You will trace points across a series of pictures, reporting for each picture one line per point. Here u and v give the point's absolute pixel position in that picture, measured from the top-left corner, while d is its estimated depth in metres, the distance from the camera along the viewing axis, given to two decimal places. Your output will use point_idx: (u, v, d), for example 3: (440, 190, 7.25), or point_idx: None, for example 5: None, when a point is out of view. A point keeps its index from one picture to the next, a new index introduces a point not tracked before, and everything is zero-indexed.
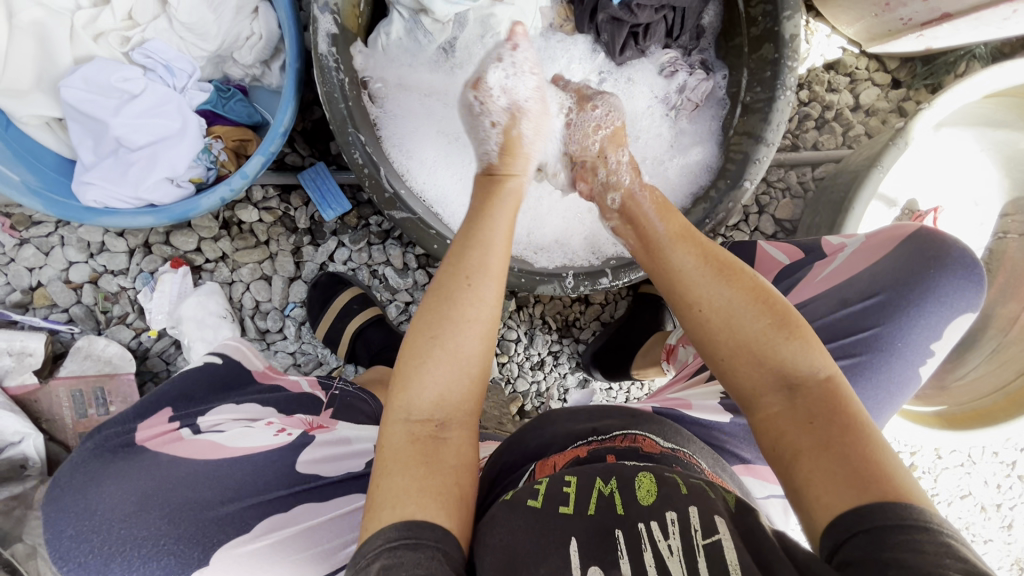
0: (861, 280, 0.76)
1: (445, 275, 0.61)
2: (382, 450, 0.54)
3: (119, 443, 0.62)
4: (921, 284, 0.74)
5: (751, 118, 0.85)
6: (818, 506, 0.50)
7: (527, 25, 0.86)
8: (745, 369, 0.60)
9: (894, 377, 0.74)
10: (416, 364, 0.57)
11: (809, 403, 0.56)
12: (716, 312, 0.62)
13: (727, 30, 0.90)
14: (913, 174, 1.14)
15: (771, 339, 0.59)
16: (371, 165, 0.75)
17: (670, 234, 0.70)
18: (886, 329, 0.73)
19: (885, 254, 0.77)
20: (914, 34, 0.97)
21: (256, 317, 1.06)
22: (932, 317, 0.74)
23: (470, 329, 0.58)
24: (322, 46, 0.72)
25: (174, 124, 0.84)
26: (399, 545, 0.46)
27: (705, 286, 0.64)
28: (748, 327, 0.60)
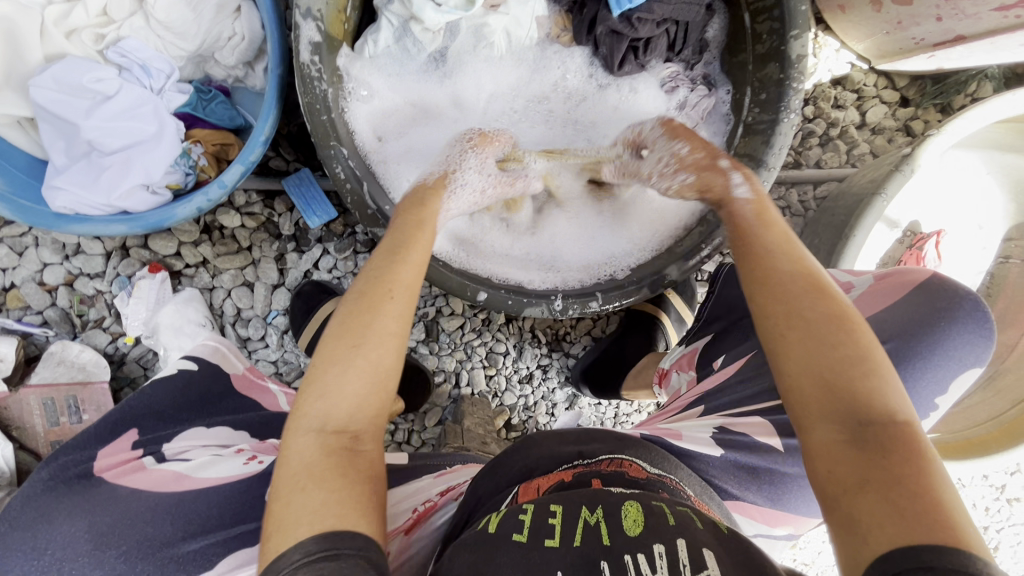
0: (868, 326, 0.73)
1: (368, 288, 0.57)
2: (290, 462, 0.50)
3: (75, 475, 0.60)
4: (931, 334, 0.71)
5: (753, 140, 0.81)
6: (873, 539, 0.43)
7: (523, 35, 0.82)
8: (813, 380, 0.51)
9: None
10: (330, 372, 0.52)
11: (883, 441, 0.47)
12: (804, 317, 0.54)
13: (733, 46, 0.86)
14: (919, 197, 1.11)
15: (854, 359, 0.51)
16: (353, 180, 0.72)
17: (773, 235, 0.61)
18: None
19: (893, 300, 0.74)
20: (925, 54, 0.93)
21: (237, 325, 1.03)
22: (938, 369, 0.71)
23: (390, 339, 0.55)
24: (304, 55, 0.69)
25: (150, 128, 0.81)
26: (320, 559, 0.43)
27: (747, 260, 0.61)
28: (831, 343, 0.52)
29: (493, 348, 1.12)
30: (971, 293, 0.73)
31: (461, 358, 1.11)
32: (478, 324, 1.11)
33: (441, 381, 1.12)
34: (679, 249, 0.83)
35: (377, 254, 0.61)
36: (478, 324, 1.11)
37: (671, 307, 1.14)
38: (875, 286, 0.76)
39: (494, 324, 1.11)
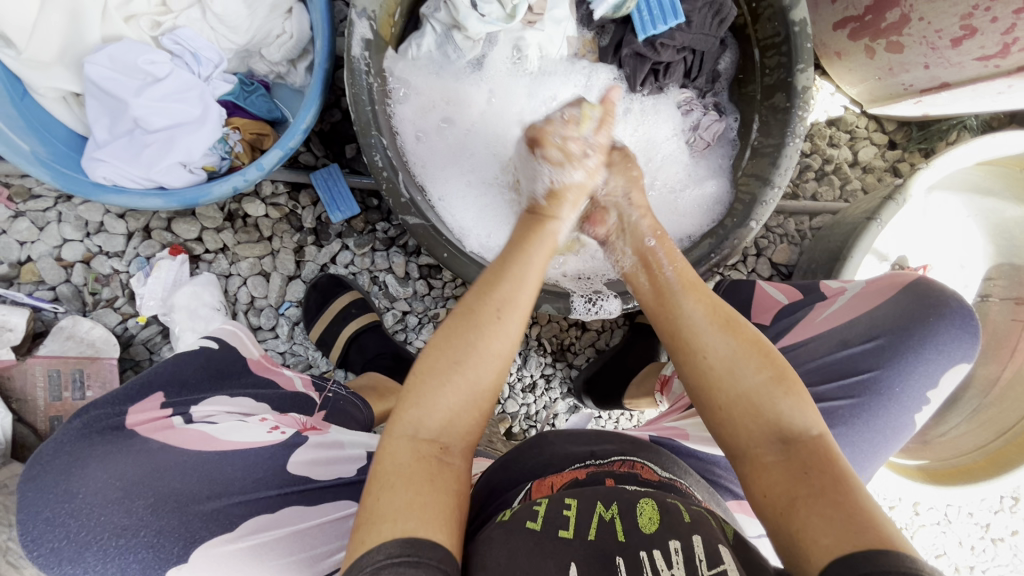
0: (860, 323, 0.77)
1: (475, 302, 0.59)
2: (382, 463, 0.52)
3: (108, 426, 0.59)
4: (918, 331, 0.75)
5: (760, 161, 0.88)
6: (813, 554, 0.48)
7: (554, 52, 0.88)
8: (742, 419, 0.58)
9: (890, 422, 0.74)
10: (427, 384, 0.55)
11: (802, 455, 0.54)
12: (719, 365, 0.61)
13: (741, 78, 0.94)
14: (906, 234, 1.18)
15: (772, 394, 0.58)
16: (390, 169, 0.76)
17: (676, 275, 0.68)
18: (884, 372, 0.73)
19: (883, 301, 0.77)
20: (912, 99, 1.02)
21: (249, 313, 1.04)
22: (928, 365, 0.74)
23: (490, 362, 0.57)
24: (356, 49, 0.74)
25: (195, 111, 0.85)
26: (400, 562, 0.45)
27: (709, 334, 0.62)
28: (740, 380, 0.59)
29: None
30: (955, 295, 0.77)
31: None
32: None
33: None
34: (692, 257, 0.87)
35: (501, 263, 0.63)
36: None
37: None
38: (866, 289, 0.79)
39: None
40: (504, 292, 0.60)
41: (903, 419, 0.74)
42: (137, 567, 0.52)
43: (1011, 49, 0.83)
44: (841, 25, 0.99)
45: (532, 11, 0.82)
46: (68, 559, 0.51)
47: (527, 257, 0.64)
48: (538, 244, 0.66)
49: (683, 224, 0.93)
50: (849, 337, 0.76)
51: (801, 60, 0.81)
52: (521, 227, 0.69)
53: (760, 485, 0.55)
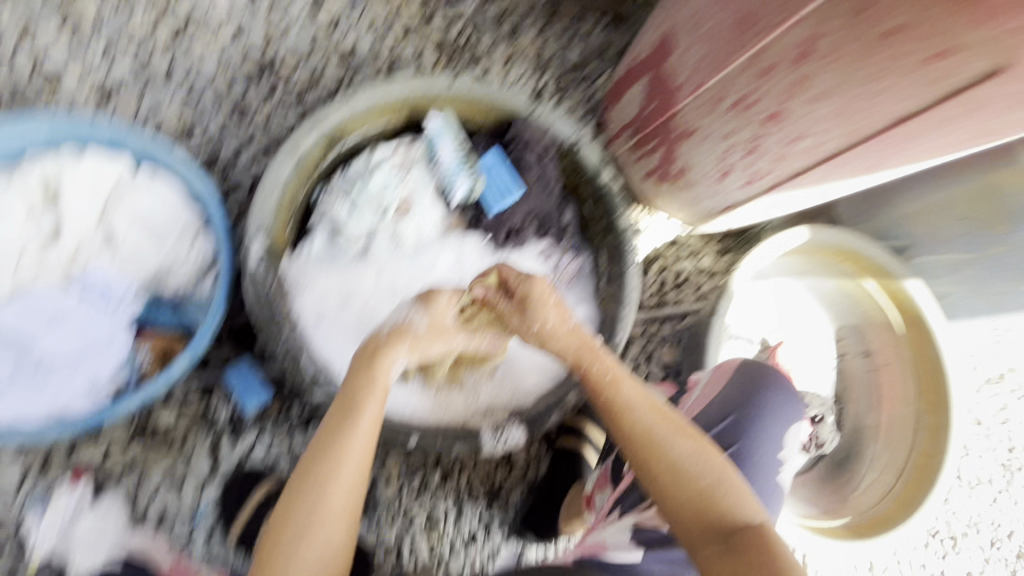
0: (714, 406, 0.85)
1: (316, 463, 0.67)
2: None
3: None
4: (756, 401, 0.84)
5: (614, 287, 1.07)
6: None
7: (428, 232, 1.06)
8: (695, 516, 0.70)
9: (760, 488, 0.80)
10: (280, 557, 0.63)
11: (743, 543, 0.67)
12: (678, 468, 0.73)
13: (585, 225, 1.14)
14: (757, 320, 1.41)
15: (718, 491, 0.71)
16: (290, 357, 0.90)
17: (630, 394, 0.77)
18: (741, 445, 0.81)
19: (726, 382, 0.87)
20: (719, 218, 1.30)
21: (163, 528, 1.01)
22: (770, 429, 0.83)
23: (335, 522, 0.66)
24: (253, 263, 0.88)
25: (102, 339, 0.94)
26: None
27: (670, 442, 0.74)
28: (691, 483, 0.72)
29: (433, 511, 1.14)
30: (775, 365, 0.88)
31: (402, 526, 1.13)
32: (415, 487, 1.13)
33: (382, 557, 1.10)
34: None
35: (336, 413, 0.70)
36: (416, 487, 1.14)
37: (590, 439, 1.20)
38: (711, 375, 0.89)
39: (431, 485, 1.14)
40: (340, 444, 0.68)
41: (771, 482, 0.81)
42: None
43: (759, 177, 1.09)
44: (650, 175, 1.30)
45: (400, 208, 1.03)
46: None
47: (360, 411, 0.70)
48: (370, 395, 0.71)
49: None
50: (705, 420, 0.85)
51: (617, 211, 1.07)
52: (350, 378, 0.73)
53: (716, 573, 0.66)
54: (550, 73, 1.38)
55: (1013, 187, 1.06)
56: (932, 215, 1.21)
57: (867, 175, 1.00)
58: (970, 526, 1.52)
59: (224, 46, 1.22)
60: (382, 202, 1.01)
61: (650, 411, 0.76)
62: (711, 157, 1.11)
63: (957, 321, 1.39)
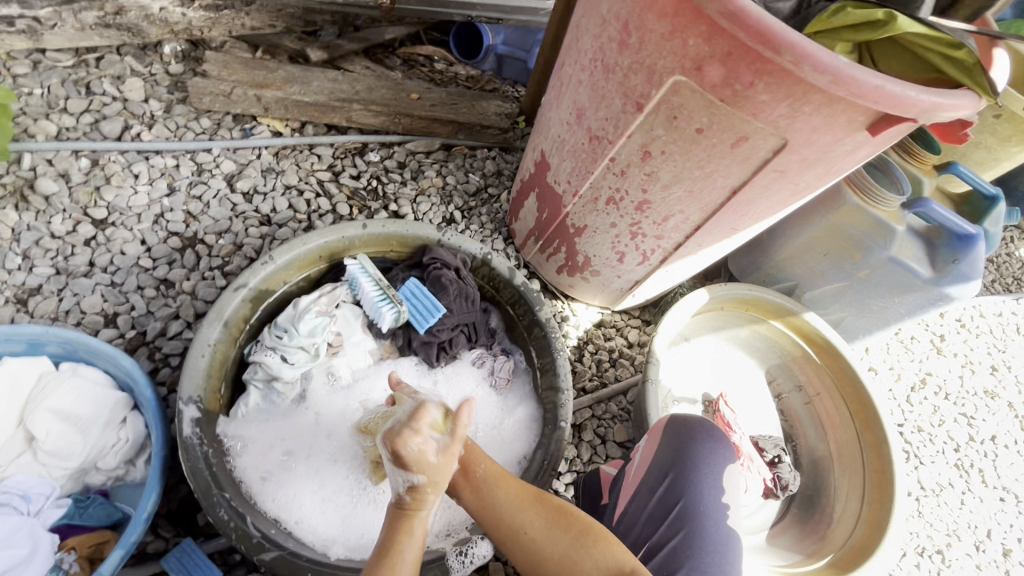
0: (653, 468, 0.86)
1: None
2: None
3: None
4: (690, 452, 0.85)
5: (548, 376, 1.13)
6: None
7: (362, 363, 1.11)
8: None
9: (714, 542, 0.78)
10: None
11: None
12: (539, 537, 0.73)
13: (511, 326, 1.24)
14: (691, 377, 1.51)
15: (584, 545, 0.72)
16: (237, 518, 0.84)
17: (484, 474, 0.79)
18: (686, 501, 0.80)
19: (657, 441, 0.88)
20: (629, 295, 1.44)
21: None
22: (711, 477, 0.83)
23: None
24: (186, 429, 0.87)
25: (22, 550, 0.84)
26: None
27: (523, 515, 0.76)
28: (557, 547, 0.72)
29: None
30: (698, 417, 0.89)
31: None
32: None
33: None
34: (531, 472, 1.02)
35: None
36: None
37: None
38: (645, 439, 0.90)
39: None
40: None
41: (724, 533, 0.80)
42: None
43: (651, 255, 1.24)
44: (561, 269, 1.44)
45: (332, 345, 1.08)
46: None
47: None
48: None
49: (516, 448, 1.12)
50: (648, 485, 0.85)
51: (537, 304, 1.15)
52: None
53: None
54: (456, 200, 1.54)
55: (851, 222, 1.28)
56: (801, 255, 1.42)
57: (736, 235, 1.17)
58: (951, 534, 1.54)
59: (145, 233, 1.30)
60: (314, 343, 1.04)
61: (500, 488, 0.78)
62: (606, 246, 1.27)
63: (859, 341, 1.55)
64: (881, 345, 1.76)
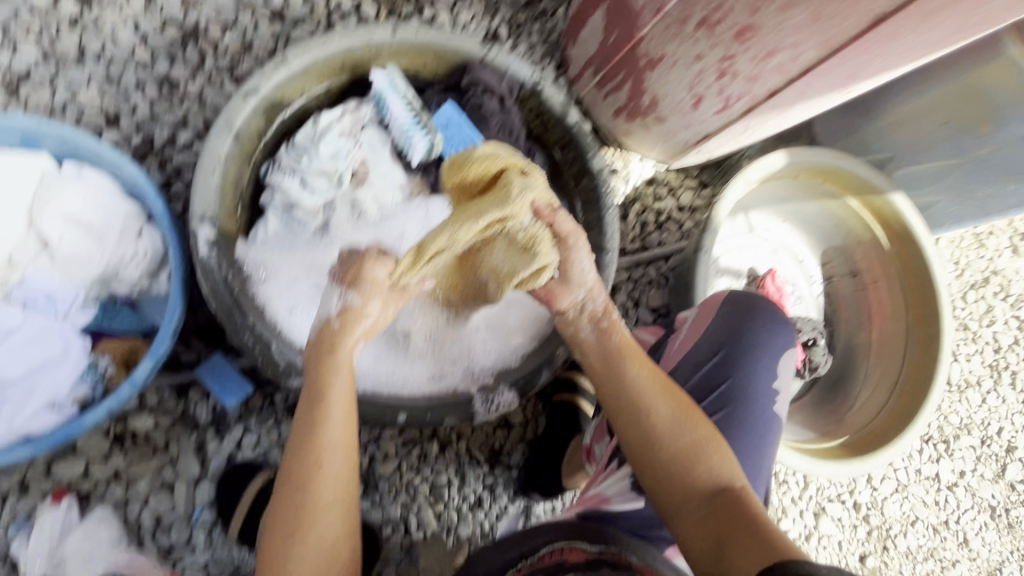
0: (705, 342, 0.80)
1: (297, 467, 0.63)
2: None
3: None
4: (749, 331, 0.79)
5: (593, 234, 1.02)
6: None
7: (390, 198, 0.99)
8: (676, 475, 0.68)
9: (758, 421, 0.75)
10: (274, 560, 0.60)
11: (724, 502, 0.65)
12: (662, 426, 0.70)
13: (555, 173, 1.09)
14: (742, 250, 1.39)
15: (700, 452, 0.69)
16: (262, 343, 0.83)
17: (621, 347, 0.77)
18: (737, 379, 0.76)
19: (714, 315, 0.81)
20: (694, 151, 1.24)
21: (158, 535, 0.97)
22: (767, 359, 0.78)
23: (329, 513, 0.62)
24: (203, 251, 0.81)
25: (56, 351, 0.87)
26: None
27: (654, 399, 0.72)
28: (679, 441, 0.70)
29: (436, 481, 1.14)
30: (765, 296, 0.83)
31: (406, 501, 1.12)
32: (415, 460, 1.13)
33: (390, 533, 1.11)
34: None
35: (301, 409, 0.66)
36: (415, 460, 1.13)
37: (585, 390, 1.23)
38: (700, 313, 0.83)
39: (431, 456, 1.14)
40: (312, 442, 0.64)
41: (769, 416, 0.76)
42: None
43: (732, 102, 1.03)
44: (619, 112, 1.24)
45: (357, 173, 0.96)
46: None
47: (325, 399, 0.66)
48: (335, 377, 0.68)
49: None
50: (699, 358, 0.79)
51: (590, 151, 1.00)
52: (313, 371, 0.68)
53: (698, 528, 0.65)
54: (503, 12, 1.27)
55: (996, 83, 1.02)
56: (911, 121, 1.17)
57: (847, 89, 0.95)
58: (961, 428, 1.56)
59: (137, 17, 1.11)
60: (337, 170, 0.93)
61: (636, 364, 0.74)
62: (682, 86, 1.05)
63: (940, 230, 1.38)
64: (954, 237, 1.60)
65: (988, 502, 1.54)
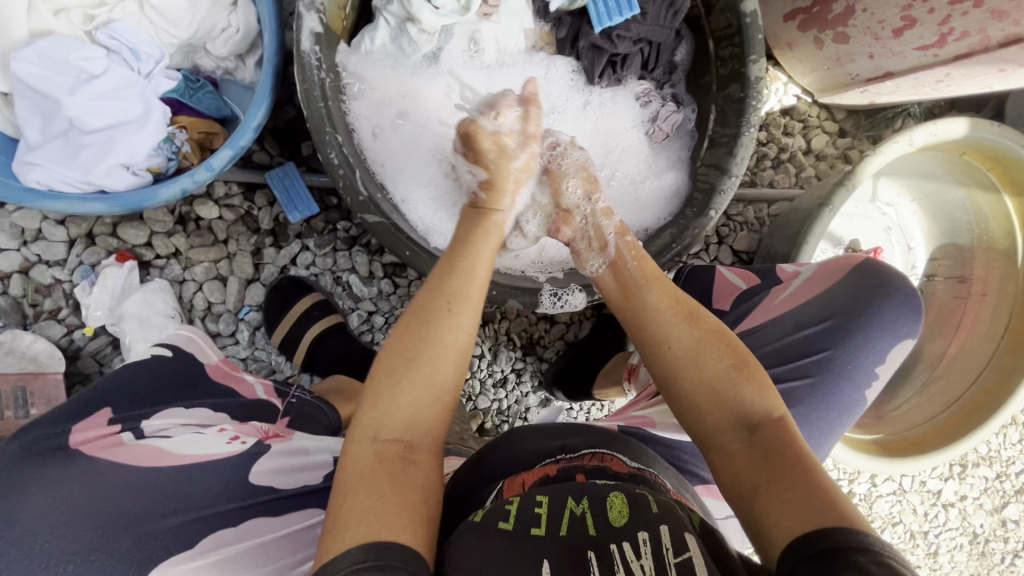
0: (815, 305, 0.78)
1: (429, 300, 0.61)
2: (348, 465, 0.54)
3: (49, 447, 0.55)
4: (868, 309, 0.76)
5: (717, 152, 0.89)
6: (772, 530, 0.51)
7: (511, 44, 0.87)
8: (707, 408, 0.61)
9: (842, 398, 0.75)
10: (383, 384, 0.57)
11: (765, 437, 0.57)
12: (684, 354, 0.63)
13: (697, 69, 0.94)
14: (854, 216, 1.24)
15: (732, 381, 0.60)
16: (346, 167, 0.74)
17: (639, 271, 0.70)
18: (836, 351, 0.75)
19: (837, 280, 0.79)
20: (859, 88, 1.05)
21: (207, 320, 1.01)
22: (877, 342, 0.76)
23: (445, 357, 0.59)
24: (305, 44, 0.72)
25: (136, 110, 0.81)
26: (364, 569, 0.45)
27: (675, 325, 0.64)
28: (705, 369, 0.62)
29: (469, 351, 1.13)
30: (900, 277, 0.79)
31: None
32: None
33: None
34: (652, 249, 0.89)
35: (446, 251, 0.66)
36: None
37: None
38: (817, 273, 0.81)
39: None
40: (448, 284, 0.63)
41: (855, 396, 0.76)
42: None
43: (948, 39, 0.85)
44: (792, 16, 1.01)
45: (487, 4, 0.81)
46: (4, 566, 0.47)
47: (471, 248, 0.67)
48: (483, 236, 0.69)
49: (644, 217, 0.95)
50: (804, 318, 0.77)
51: (754, 53, 0.82)
52: (463, 219, 0.72)
53: (731, 472, 0.57)
54: None
55: None
56: None
57: None
58: (983, 458, 1.52)
59: None
60: None
61: (650, 288, 0.68)
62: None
63: None
64: None
65: (974, 529, 1.54)
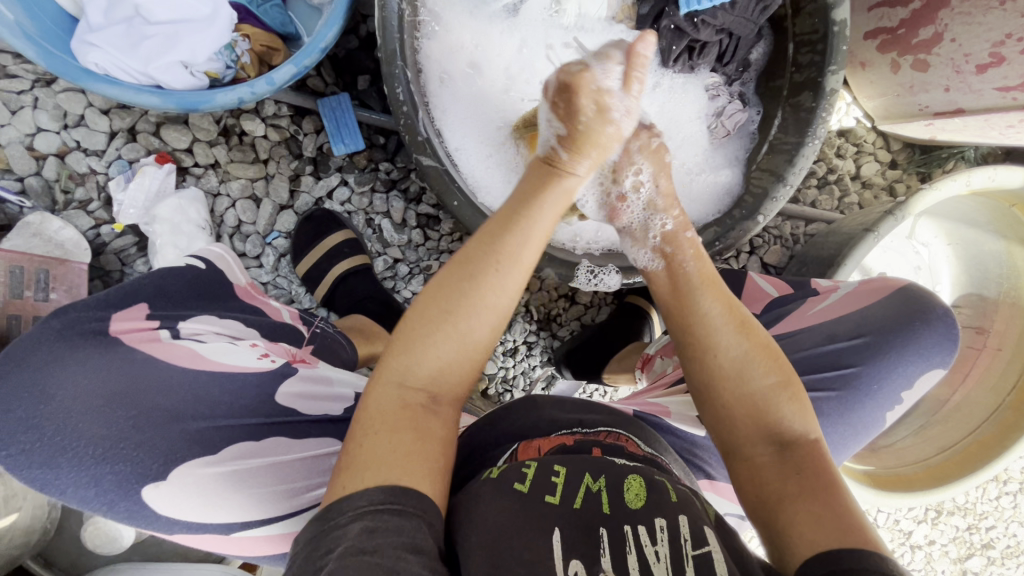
0: (850, 321, 0.78)
1: (476, 253, 0.55)
2: (370, 408, 0.53)
3: (88, 330, 0.58)
4: (905, 332, 0.77)
5: (776, 158, 0.87)
6: (800, 548, 0.50)
7: (594, 11, 0.85)
8: (744, 420, 0.59)
9: (861, 417, 0.75)
10: (416, 334, 0.54)
11: (797, 459, 0.56)
12: (730, 367, 0.61)
13: (772, 71, 0.92)
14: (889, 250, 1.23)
15: (776, 398, 0.59)
16: (411, 105, 0.74)
17: (695, 271, 0.66)
18: (865, 369, 0.75)
19: (879, 299, 0.79)
20: (925, 121, 1.03)
21: (234, 238, 1.00)
22: (907, 366, 0.76)
23: (484, 315, 0.54)
24: None
25: (204, 10, 0.80)
26: (384, 510, 0.46)
27: (724, 333, 0.61)
28: (746, 381, 0.60)
29: None
30: (942, 305, 0.79)
31: None
32: None
33: None
34: None
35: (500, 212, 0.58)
36: None
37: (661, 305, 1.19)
38: (858, 289, 0.81)
39: None
40: (504, 246, 0.56)
41: (874, 416, 0.76)
42: (113, 478, 0.53)
43: None
44: (871, 35, 0.99)
45: None
46: (54, 430, 0.53)
47: (534, 216, 0.57)
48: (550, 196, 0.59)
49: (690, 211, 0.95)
50: (839, 331, 0.78)
51: (835, 60, 0.80)
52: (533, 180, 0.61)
53: (751, 483, 0.57)
54: None
55: None
56: None
57: None
58: (959, 507, 1.55)
59: None
60: None
61: (704, 291, 0.64)
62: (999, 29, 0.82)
63: None
64: None
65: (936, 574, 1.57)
